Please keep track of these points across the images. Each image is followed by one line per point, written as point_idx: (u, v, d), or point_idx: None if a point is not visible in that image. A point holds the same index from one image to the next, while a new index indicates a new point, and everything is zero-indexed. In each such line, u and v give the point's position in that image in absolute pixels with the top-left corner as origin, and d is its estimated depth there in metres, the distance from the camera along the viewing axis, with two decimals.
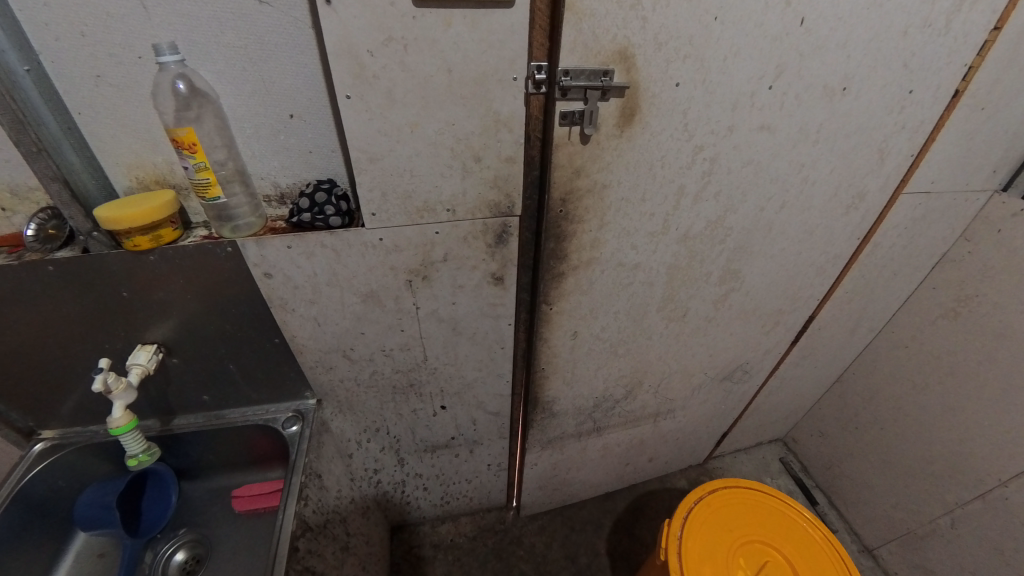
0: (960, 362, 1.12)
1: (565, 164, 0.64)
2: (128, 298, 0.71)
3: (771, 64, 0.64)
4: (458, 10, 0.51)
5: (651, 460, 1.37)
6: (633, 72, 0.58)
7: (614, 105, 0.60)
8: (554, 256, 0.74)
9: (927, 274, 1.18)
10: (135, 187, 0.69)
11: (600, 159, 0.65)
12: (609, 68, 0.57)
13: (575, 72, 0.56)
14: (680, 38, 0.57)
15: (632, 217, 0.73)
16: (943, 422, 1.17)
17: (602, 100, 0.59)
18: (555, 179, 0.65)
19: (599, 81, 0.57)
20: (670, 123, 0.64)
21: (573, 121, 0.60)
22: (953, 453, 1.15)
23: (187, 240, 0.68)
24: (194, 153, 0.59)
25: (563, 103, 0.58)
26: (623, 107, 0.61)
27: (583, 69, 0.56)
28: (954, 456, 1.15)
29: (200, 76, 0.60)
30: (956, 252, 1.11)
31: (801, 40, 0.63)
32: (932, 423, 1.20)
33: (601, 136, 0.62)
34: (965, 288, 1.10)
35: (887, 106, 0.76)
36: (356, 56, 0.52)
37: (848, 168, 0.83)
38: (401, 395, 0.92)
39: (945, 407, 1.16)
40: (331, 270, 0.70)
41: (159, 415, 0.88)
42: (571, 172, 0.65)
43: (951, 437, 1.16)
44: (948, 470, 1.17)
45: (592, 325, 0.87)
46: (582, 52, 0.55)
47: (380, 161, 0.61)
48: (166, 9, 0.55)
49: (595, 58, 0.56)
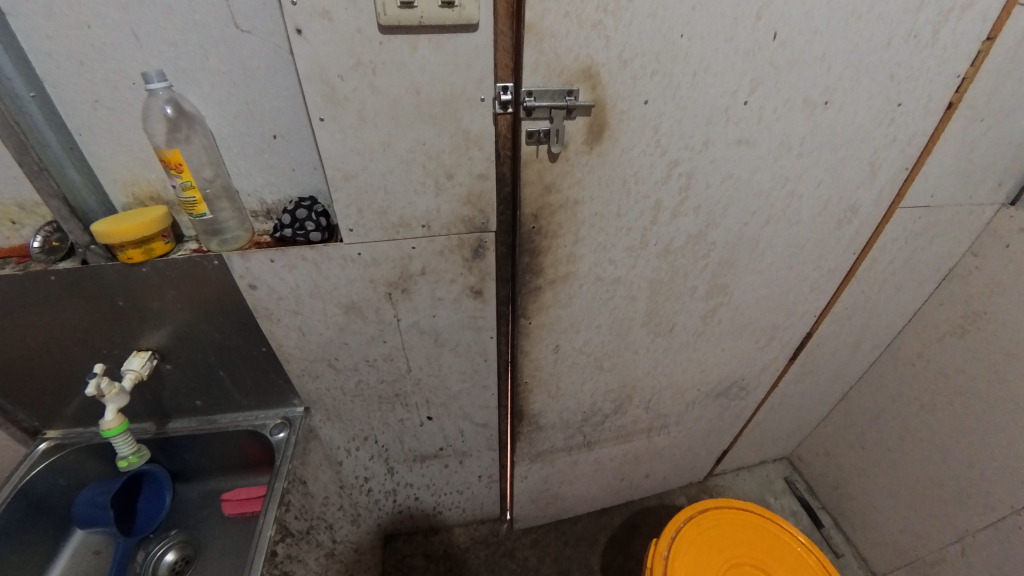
0: (969, 381, 1.08)
1: (535, 181, 0.65)
2: (123, 307, 0.74)
3: (745, 79, 0.64)
4: (422, 34, 0.54)
5: (648, 476, 1.35)
6: (600, 90, 0.59)
7: (581, 122, 0.61)
8: (531, 271, 0.75)
9: (934, 289, 1.14)
10: (132, 204, 0.73)
11: (571, 175, 0.66)
12: (573, 87, 0.58)
13: (539, 92, 0.57)
14: (646, 56, 0.58)
15: (607, 231, 0.73)
16: (955, 443, 1.12)
17: (568, 119, 0.60)
18: (525, 196, 0.66)
19: (564, 100, 0.58)
20: (641, 138, 0.65)
21: (539, 140, 0.61)
22: (964, 476, 1.11)
23: (178, 253, 0.71)
24: (180, 173, 0.62)
25: (529, 122, 0.59)
26: (590, 125, 0.62)
27: (547, 89, 0.57)
28: (964, 480, 1.11)
29: (187, 99, 0.64)
30: (964, 266, 1.07)
31: (776, 54, 0.63)
32: (943, 444, 1.15)
33: (570, 152, 0.63)
34: (973, 304, 1.06)
35: (873, 119, 0.75)
36: (327, 79, 0.55)
37: (836, 182, 0.82)
38: (388, 407, 0.94)
39: (955, 427, 1.12)
40: (313, 282, 0.72)
41: (155, 419, 0.92)
42: (541, 189, 0.66)
43: (961, 460, 1.11)
44: (959, 495, 1.13)
45: (575, 340, 0.88)
46: (546, 72, 0.56)
47: (355, 178, 0.63)
48: (158, 39, 0.60)
49: (559, 77, 0.57)
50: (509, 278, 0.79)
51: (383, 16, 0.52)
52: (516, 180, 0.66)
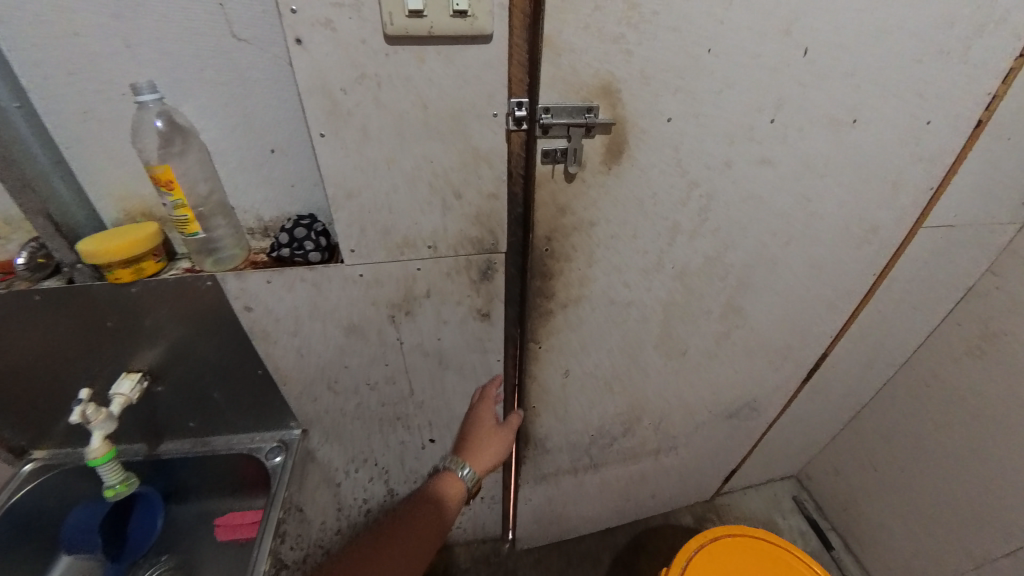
0: (986, 404, 1.05)
1: (548, 202, 0.62)
2: (113, 328, 0.70)
3: (770, 97, 0.61)
4: (432, 46, 0.51)
5: (654, 496, 1.31)
6: (620, 107, 0.56)
7: (599, 141, 0.58)
8: (541, 294, 0.72)
9: (952, 308, 1.10)
10: (123, 219, 0.69)
11: (585, 196, 0.62)
12: (592, 104, 0.54)
13: (557, 109, 0.54)
14: (669, 72, 0.55)
15: (622, 253, 0.70)
16: (970, 467, 1.09)
17: (586, 137, 0.57)
18: (538, 217, 0.63)
19: (583, 118, 0.55)
20: (661, 157, 0.61)
21: (556, 159, 0.58)
22: (980, 502, 1.08)
23: (170, 272, 0.68)
24: (172, 190, 0.59)
25: (545, 140, 0.56)
26: (608, 144, 0.58)
27: (565, 106, 0.54)
28: (980, 506, 1.08)
29: (181, 112, 0.61)
30: (983, 285, 1.04)
31: (802, 71, 0.60)
32: (959, 468, 1.12)
33: (586, 173, 0.60)
34: (992, 325, 1.02)
35: (899, 138, 0.72)
36: (329, 93, 0.52)
37: (858, 203, 0.78)
38: (390, 428, 0.89)
39: (971, 451, 1.09)
40: (312, 303, 0.69)
41: (147, 439, 0.86)
42: (555, 210, 0.63)
43: (977, 485, 1.08)
44: (975, 521, 1.09)
45: (584, 364, 0.84)
46: (562, 88, 0.53)
47: (358, 196, 0.59)
48: (151, 49, 0.56)
49: (576, 94, 0.54)
50: (518, 300, 0.75)
51: (390, 26, 0.48)
52: (529, 201, 0.63)
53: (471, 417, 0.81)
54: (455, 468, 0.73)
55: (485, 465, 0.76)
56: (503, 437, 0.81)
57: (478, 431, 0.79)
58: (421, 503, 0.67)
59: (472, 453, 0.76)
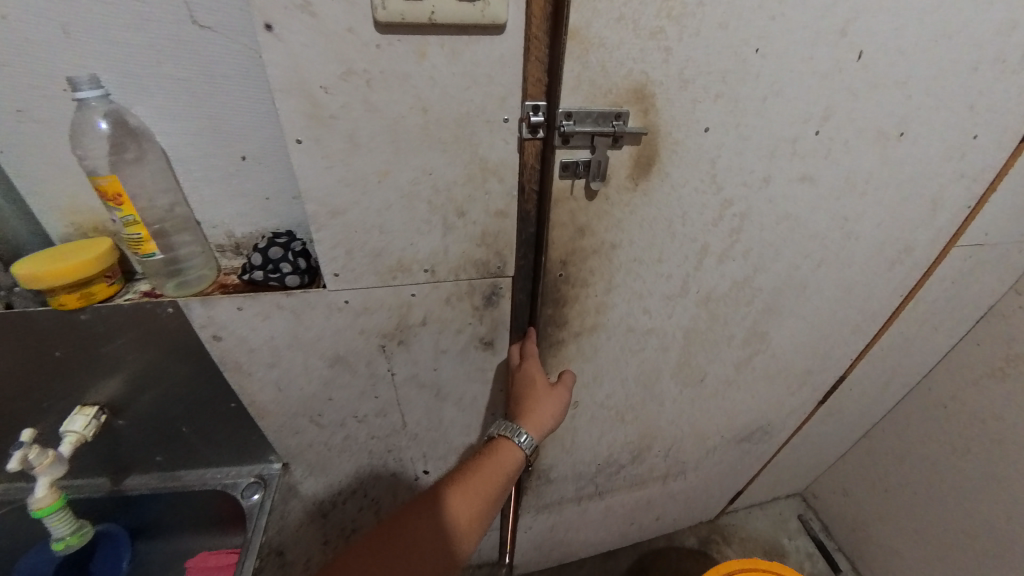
0: (1008, 430, 0.98)
1: (566, 222, 0.54)
2: (63, 358, 0.61)
3: (819, 106, 0.53)
4: (435, 37, 0.42)
5: (658, 519, 1.24)
6: (653, 114, 0.48)
7: (627, 152, 0.49)
8: (552, 322, 0.64)
9: (971, 328, 1.03)
10: (72, 234, 0.60)
11: (608, 216, 0.54)
12: (622, 110, 0.46)
13: (580, 115, 0.45)
14: (712, 74, 0.46)
15: (644, 278, 0.62)
16: (991, 494, 1.02)
17: (612, 148, 0.49)
18: (553, 238, 0.54)
19: (611, 125, 0.46)
20: (696, 174, 0.53)
21: (576, 173, 0.50)
22: (1001, 532, 1.01)
23: (124, 298, 0.58)
24: (121, 206, 0.50)
25: (564, 151, 0.48)
26: (637, 156, 0.50)
27: (590, 111, 0.46)
28: (1002, 536, 1.01)
29: (133, 112, 0.51)
30: (1005, 305, 0.97)
31: (856, 77, 0.52)
32: (978, 495, 1.05)
33: (610, 189, 0.52)
34: (1015, 346, 0.95)
35: (945, 153, 0.64)
36: (309, 93, 0.43)
37: (897, 223, 0.71)
38: (381, 460, 0.81)
39: (991, 477, 1.02)
40: (292, 332, 0.60)
41: (110, 473, 0.77)
42: (573, 231, 0.54)
43: (998, 513, 1.02)
44: (995, 550, 1.03)
45: (596, 394, 0.76)
46: (589, 90, 0.45)
47: (344, 215, 0.51)
48: (96, 36, 0.47)
49: (604, 98, 0.45)
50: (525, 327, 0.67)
51: (382, 10, 0.39)
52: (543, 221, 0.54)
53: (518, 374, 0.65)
54: (511, 435, 0.61)
55: (541, 424, 0.61)
56: (559, 390, 0.65)
57: (531, 390, 0.63)
58: (456, 484, 0.57)
59: (527, 418, 0.61)
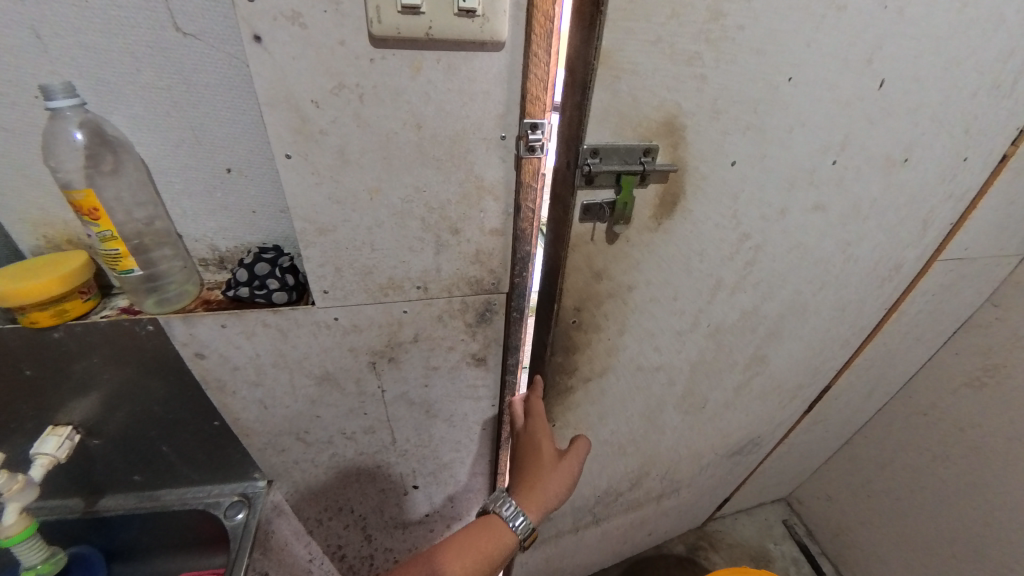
0: (985, 438, 0.98)
1: (582, 266, 0.52)
2: (33, 378, 0.58)
3: (836, 135, 0.52)
4: (429, 52, 0.41)
5: (650, 534, 1.23)
6: (682, 149, 0.46)
7: (652, 191, 0.48)
8: (563, 364, 0.61)
9: (950, 338, 1.03)
10: (44, 247, 0.57)
11: (627, 257, 0.53)
12: (651, 145, 0.45)
13: (607, 152, 0.44)
14: (740, 106, 0.46)
15: (658, 317, 0.61)
16: (966, 499, 1.02)
17: (639, 186, 0.47)
18: (568, 284, 0.53)
19: (638, 163, 0.45)
20: (716, 208, 0.53)
21: (597, 216, 0.48)
22: (976, 535, 1.01)
23: (101, 315, 0.56)
24: (97, 221, 0.48)
25: (586, 192, 0.46)
26: (662, 194, 0.49)
27: (617, 147, 0.44)
28: (976, 539, 1.01)
29: (110, 121, 0.49)
30: (983, 317, 0.97)
31: (873, 105, 0.52)
32: (952, 499, 1.05)
33: (632, 230, 0.51)
34: (992, 356, 0.95)
35: (938, 175, 0.64)
36: (297, 107, 0.41)
37: (889, 241, 0.71)
38: (367, 478, 0.79)
39: (966, 482, 1.02)
40: (277, 351, 0.58)
41: (83, 494, 0.73)
42: (589, 275, 0.53)
43: (974, 517, 1.01)
44: (969, 554, 1.02)
45: (601, 427, 0.74)
46: (618, 122, 0.43)
47: (332, 232, 0.49)
48: (69, 41, 0.44)
49: (633, 132, 0.44)
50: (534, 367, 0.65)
51: (377, 24, 0.38)
52: (557, 263, 0.52)
53: (524, 441, 0.65)
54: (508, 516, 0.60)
55: (544, 503, 0.62)
56: (566, 459, 0.66)
57: (537, 463, 0.63)
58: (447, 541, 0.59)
59: (530, 493, 0.62)
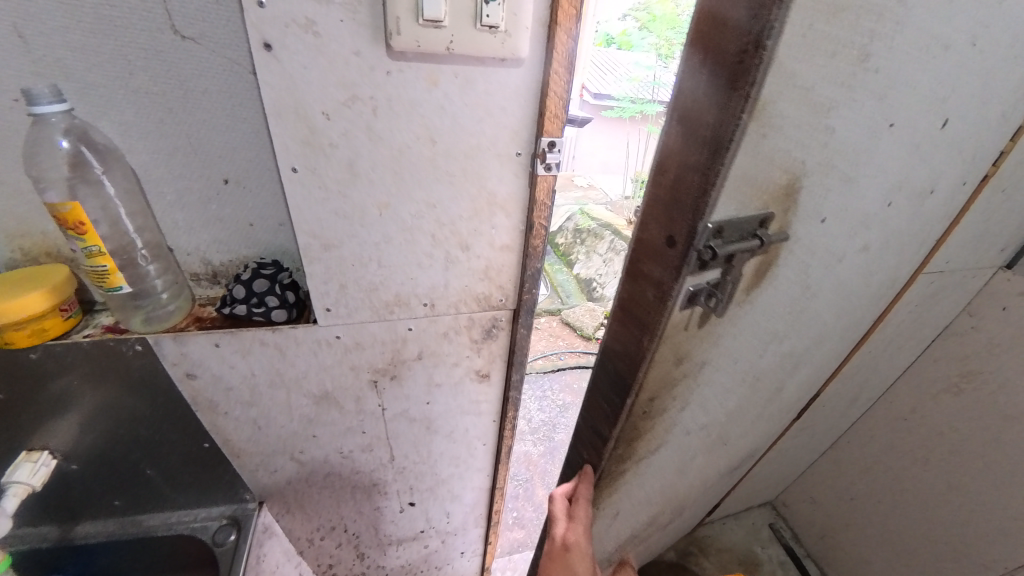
0: (965, 443, 0.90)
1: (667, 357, 0.42)
2: (7, 400, 0.53)
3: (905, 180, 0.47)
4: (448, 65, 0.40)
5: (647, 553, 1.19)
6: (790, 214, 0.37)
7: (754, 265, 0.39)
8: (619, 452, 0.52)
9: (927, 346, 0.96)
10: (18, 260, 0.52)
11: (710, 335, 0.44)
12: (769, 215, 0.35)
13: (729, 231, 0.33)
14: (847, 157, 0.37)
15: (718, 384, 0.53)
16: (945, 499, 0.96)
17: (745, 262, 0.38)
18: (649, 378, 0.43)
19: (755, 238, 0.35)
20: (799, 266, 0.45)
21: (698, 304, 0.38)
22: (954, 535, 0.94)
23: (82, 334, 0.52)
24: (83, 235, 0.45)
25: (694, 278, 0.35)
26: (761, 266, 0.40)
27: (739, 222, 0.34)
28: (955, 539, 0.94)
29: (98, 128, 0.46)
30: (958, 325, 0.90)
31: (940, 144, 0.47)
32: (932, 500, 0.98)
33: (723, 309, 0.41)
34: (969, 363, 0.88)
35: (954, 201, 0.62)
36: (307, 118, 0.40)
37: (903, 268, 0.68)
38: (363, 495, 0.76)
39: (947, 485, 0.95)
40: (274, 369, 0.56)
41: (57, 521, 0.68)
42: (672, 363, 0.43)
43: (953, 518, 0.95)
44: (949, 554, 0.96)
45: (636, 495, 0.66)
46: (745, 192, 0.32)
47: (338, 247, 0.47)
48: (56, 42, 0.41)
49: (758, 201, 0.34)
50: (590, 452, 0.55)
51: (397, 36, 0.37)
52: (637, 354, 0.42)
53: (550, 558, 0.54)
54: None
55: None
56: None
57: None
58: None
59: None
